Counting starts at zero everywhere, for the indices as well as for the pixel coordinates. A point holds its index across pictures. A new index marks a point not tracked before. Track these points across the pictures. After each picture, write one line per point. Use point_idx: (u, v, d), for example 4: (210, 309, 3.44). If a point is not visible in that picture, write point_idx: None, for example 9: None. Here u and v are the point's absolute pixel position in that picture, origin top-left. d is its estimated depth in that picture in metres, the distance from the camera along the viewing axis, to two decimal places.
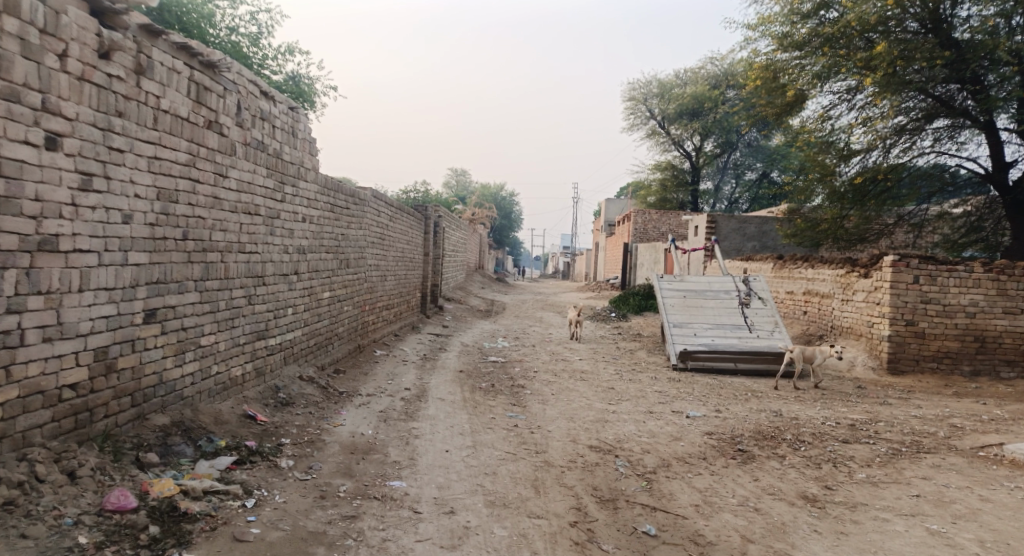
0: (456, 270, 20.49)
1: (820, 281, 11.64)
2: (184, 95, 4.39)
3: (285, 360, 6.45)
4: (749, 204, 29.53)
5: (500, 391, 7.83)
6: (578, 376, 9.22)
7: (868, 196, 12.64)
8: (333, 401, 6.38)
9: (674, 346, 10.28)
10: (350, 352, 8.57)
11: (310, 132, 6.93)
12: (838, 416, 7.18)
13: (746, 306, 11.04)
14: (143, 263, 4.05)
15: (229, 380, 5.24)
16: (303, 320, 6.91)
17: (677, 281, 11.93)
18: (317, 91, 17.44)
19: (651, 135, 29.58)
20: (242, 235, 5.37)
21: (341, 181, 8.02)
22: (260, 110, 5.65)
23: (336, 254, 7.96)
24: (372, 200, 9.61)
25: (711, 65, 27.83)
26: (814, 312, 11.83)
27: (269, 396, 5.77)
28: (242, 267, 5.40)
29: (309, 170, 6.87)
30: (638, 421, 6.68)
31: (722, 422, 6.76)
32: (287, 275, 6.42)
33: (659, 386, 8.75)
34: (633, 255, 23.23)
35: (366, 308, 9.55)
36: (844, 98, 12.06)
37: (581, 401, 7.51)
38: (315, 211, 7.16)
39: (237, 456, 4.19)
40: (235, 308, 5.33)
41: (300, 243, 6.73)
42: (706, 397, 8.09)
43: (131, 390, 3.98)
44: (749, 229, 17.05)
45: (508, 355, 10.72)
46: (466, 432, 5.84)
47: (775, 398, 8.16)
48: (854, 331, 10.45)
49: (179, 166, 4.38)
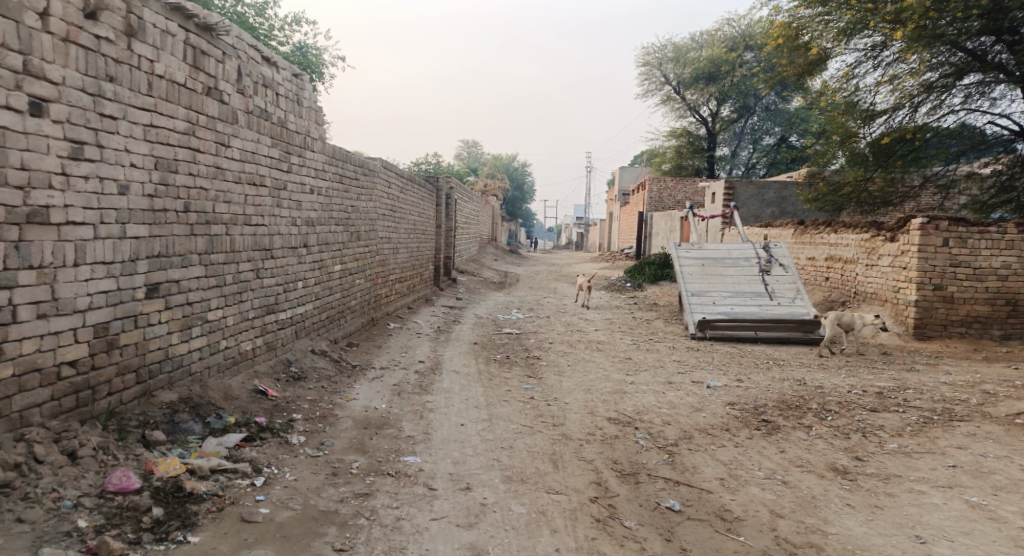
0: (469, 243, 20.32)
1: (844, 246, 11.33)
2: (179, 60, 4.19)
3: (296, 334, 6.34)
4: (767, 169, 28.87)
5: (516, 363, 7.69)
6: (594, 347, 9.05)
7: (894, 156, 12.30)
8: (346, 374, 6.26)
9: (692, 315, 10.06)
10: (363, 326, 8.45)
11: (316, 100, 6.72)
12: (865, 384, 6.99)
13: (767, 273, 10.77)
14: (142, 236, 3.89)
15: (239, 355, 5.13)
16: (314, 293, 6.79)
17: (695, 249, 11.67)
18: (324, 62, 17.13)
19: (666, 101, 28.96)
20: (248, 207, 5.20)
21: (349, 151, 7.81)
22: (262, 77, 5.43)
23: (346, 226, 7.79)
24: (382, 171, 9.41)
25: (728, 27, 27.05)
26: (836, 278, 11.54)
27: (281, 371, 5.67)
28: (249, 240, 5.24)
29: (316, 140, 6.67)
30: (658, 392, 6.51)
31: (745, 392, 6.57)
32: (295, 248, 6.27)
33: (678, 356, 8.56)
34: (649, 224, 22.88)
35: (378, 281, 9.41)
36: (870, 55, 11.60)
37: (598, 372, 7.36)
38: (323, 182, 6.97)
39: (246, 433, 4.08)
40: (243, 282, 5.19)
41: (309, 216, 6.57)
42: (726, 366, 7.89)
43: (135, 366, 3.86)
44: (768, 195, 16.66)
45: (523, 327, 10.56)
46: (482, 405, 5.70)
47: (798, 366, 7.97)
48: (879, 297, 10.18)
49: (178, 134, 4.19)
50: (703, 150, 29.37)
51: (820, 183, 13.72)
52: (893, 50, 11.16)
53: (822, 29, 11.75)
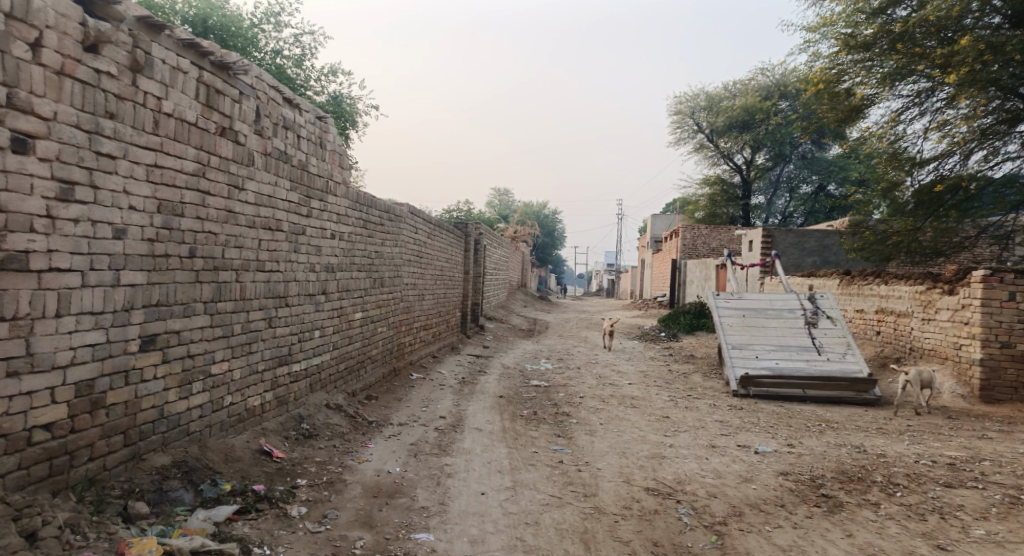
0: (498, 289, 19.94)
1: (896, 299, 10.68)
2: (191, 98, 3.94)
3: (311, 387, 5.96)
4: (805, 219, 27.62)
5: (544, 420, 7.18)
6: (628, 402, 8.48)
7: (944, 205, 11.77)
8: (361, 431, 5.83)
9: (734, 370, 9.45)
10: (384, 377, 8.04)
11: (341, 143, 6.50)
12: (934, 454, 6.38)
13: (814, 326, 10.14)
14: (140, 284, 3.57)
15: (245, 411, 4.75)
16: (331, 343, 6.43)
17: (734, 299, 11.09)
18: (359, 111, 17.24)
19: (699, 149, 28.71)
20: (261, 253, 4.90)
21: (374, 196, 7.56)
22: (283, 118, 5.19)
23: (368, 272, 7.48)
24: (409, 217, 9.16)
25: (762, 76, 26.89)
26: (888, 332, 10.85)
27: (291, 427, 5.26)
28: (261, 287, 4.92)
29: (339, 184, 6.42)
30: (700, 457, 5.92)
31: (797, 460, 5.95)
32: (313, 296, 5.94)
33: (720, 415, 7.94)
34: (683, 272, 22.31)
35: (401, 329, 9.05)
36: (916, 101, 11.12)
37: (634, 432, 6.80)
38: (346, 227, 6.69)
39: (240, 504, 3.65)
40: (254, 333, 4.85)
41: (329, 262, 6.27)
42: (774, 429, 7.26)
43: (125, 427, 3.50)
44: (808, 244, 16.04)
45: (552, 379, 10.03)
46: (506, 469, 5.20)
47: (854, 430, 7.33)
48: (939, 355, 9.53)
49: (185, 175, 3.91)
50: (737, 199, 28.92)
51: (864, 232, 13.09)
52: (943, 96, 10.71)
53: (864, 73, 11.34)
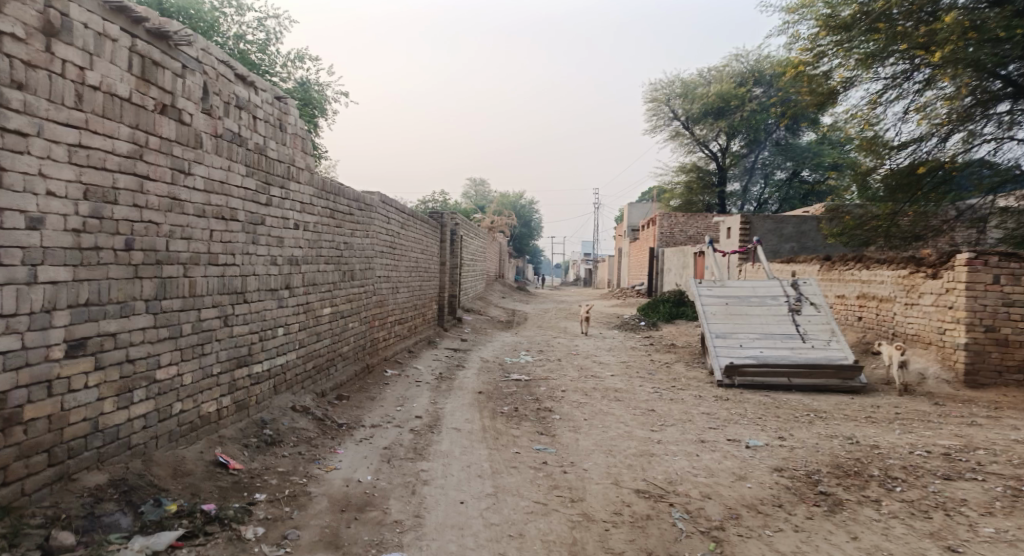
0: (475, 280, 19.52)
1: (878, 284, 10.53)
2: (123, 69, 3.51)
3: (274, 388, 5.55)
4: (779, 205, 27.45)
5: (525, 417, 6.83)
6: (612, 396, 8.18)
7: (923, 188, 11.67)
8: (330, 435, 5.43)
9: (718, 359, 9.22)
10: (356, 374, 7.64)
11: (304, 127, 6.05)
12: (927, 444, 6.17)
13: (798, 313, 9.94)
14: (63, 281, 3.18)
15: (198, 418, 4.33)
16: (297, 341, 6.01)
17: (717, 286, 10.86)
18: (328, 98, 16.63)
19: (675, 136, 28.56)
20: (213, 244, 4.46)
21: (342, 183, 7.13)
22: (236, 97, 4.73)
23: (337, 264, 7.05)
24: (381, 206, 8.74)
25: (737, 63, 26.72)
26: (871, 318, 10.70)
27: (252, 434, 4.84)
28: (214, 282, 4.48)
29: (302, 170, 5.98)
30: (690, 453, 5.63)
31: (790, 454, 5.69)
32: (275, 291, 5.51)
33: (706, 406, 7.68)
34: (661, 260, 22.11)
35: (374, 323, 8.64)
36: (897, 82, 10.91)
37: (619, 428, 6.49)
38: (311, 217, 6.26)
39: (185, 528, 3.28)
40: (206, 333, 4.42)
41: (292, 254, 5.83)
42: (762, 420, 7.01)
43: (48, 445, 3.12)
44: (786, 230, 15.91)
45: (533, 372, 9.70)
46: (487, 474, 4.85)
47: (843, 420, 7.12)
48: (922, 340, 9.39)
49: (119, 157, 3.48)
50: (713, 186, 28.85)
51: (843, 216, 12.95)
52: (927, 78, 10.54)
53: (843, 55, 11.12)
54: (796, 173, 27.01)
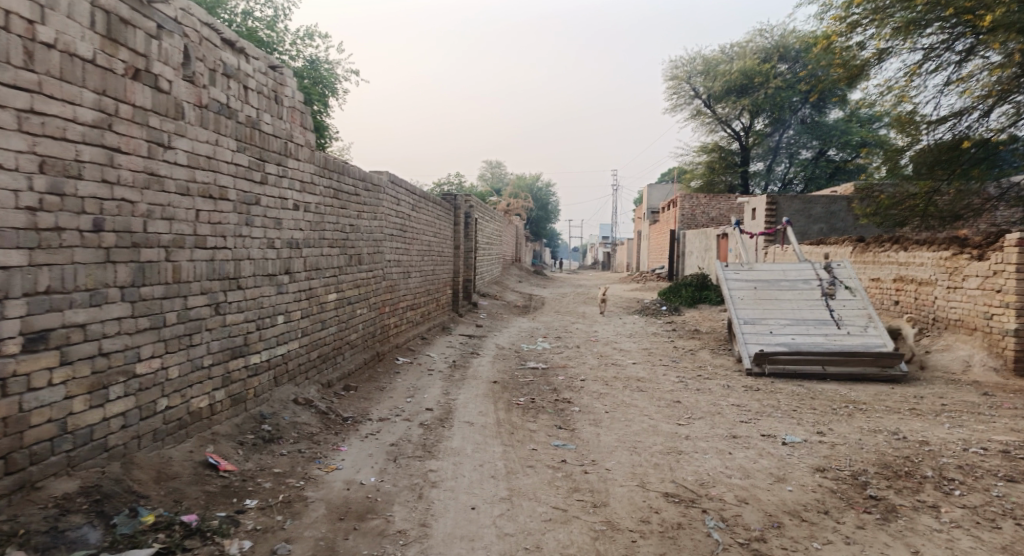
0: (490, 265, 19.07)
1: (917, 266, 9.94)
2: (83, 25, 3.13)
3: (274, 381, 5.19)
4: (804, 185, 26.59)
5: (543, 409, 6.43)
6: (635, 386, 7.73)
7: (964, 165, 11.02)
8: (334, 430, 5.06)
9: (747, 347, 8.72)
10: (366, 363, 7.29)
11: (301, 100, 5.64)
12: (982, 439, 5.67)
13: (831, 298, 9.39)
14: (16, 266, 2.84)
15: (188, 414, 3.96)
16: (299, 330, 5.65)
17: (744, 270, 10.32)
18: (339, 78, 16.20)
19: (696, 115, 27.78)
20: (200, 226, 4.08)
21: (347, 162, 6.74)
22: (223, 64, 4.32)
23: (342, 247, 6.67)
24: (390, 188, 8.34)
25: (761, 38, 25.79)
26: (909, 302, 10.12)
27: (249, 431, 4.48)
28: (202, 266, 4.11)
29: (301, 147, 5.58)
30: (722, 451, 5.17)
31: (832, 452, 5.22)
32: (272, 276, 5.13)
33: (735, 398, 7.21)
34: (682, 243, 21.49)
35: (384, 309, 8.26)
36: (939, 51, 10.21)
37: (643, 422, 6.05)
38: (312, 197, 5.87)
39: (161, 545, 2.94)
40: (194, 323, 4.04)
41: (292, 236, 5.45)
42: (798, 413, 6.53)
43: (5, 451, 2.80)
44: (814, 211, 15.25)
45: (550, 360, 9.28)
46: (501, 474, 4.45)
47: (886, 413, 6.62)
48: (966, 325, 8.82)
49: (82, 125, 3.11)
50: (735, 166, 28.06)
51: (876, 196, 12.30)
52: (970, 49, 9.91)
53: (880, 24, 10.43)
54: (822, 153, 26.09)
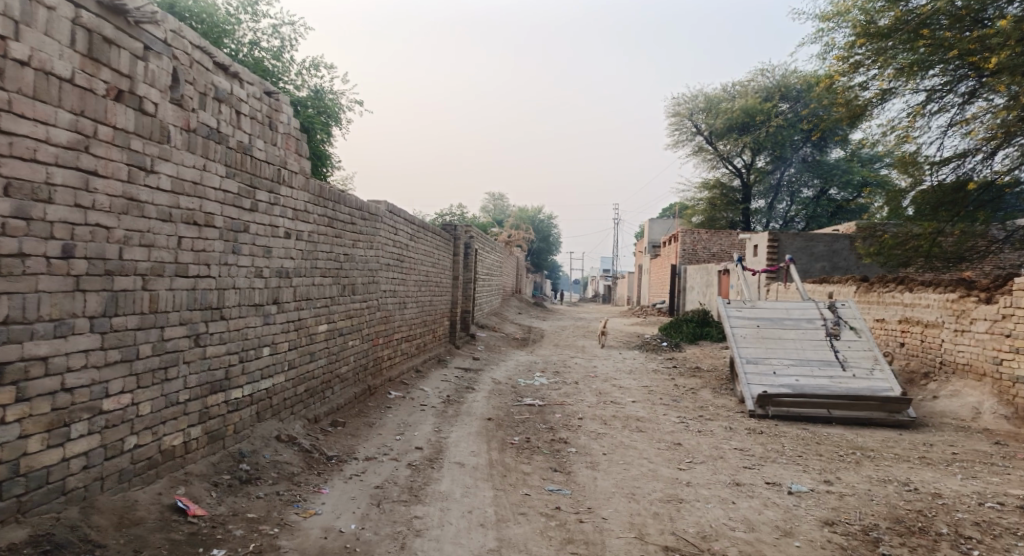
0: (490, 297, 18.89)
1: (923, 307, 9.74)
2: (62, 44, 3.04)
3: (256, 416, 4.96)
4: (806, 223, 26.35)
5: (538, 449, 6.18)
6: (634, 426, 7.48)
7: (968, 207, 10.91)
8: (317, 471, 4.81)
9: (750, 387, 8.49)
10: (356, 398, 7.04)
11: (297, 126, 5.52)
12: (996, 492, 5.42)
13: (836, 338, 9.18)
14: None
15: (158, 453, 3.74)
16: (286, 362, 5.44)
17: (746, 307, 10.11)
18: (343, 108, 16.23)
19: (698, 152, 27.90)
20: (182, 253, 3.91)
21: (344, 191, 6.61)
22: (215, 88, 4.20)
23: (336, 278, 6.49)
24: (388, 217, 8.19)
25: (762, 78, 26.02)
26: (914, 344, 9.91)
27: (226, 471, 4.26)
28: (182, 295, 3.92)
29: (295, 175, 5.44)
30: (725, 500, 4.90)
31: (840, 504, 4.95)
32: (259, 306, 4.94)
33: (738, 441, 6.94)
34: (684, 278, 21.34)
35: (377, 341, 8.04)
36: (942, 92, 10.18)
37: (643, 466, 5.79)
38: (305, 226, 5.71)
39: None
40: (171, 355, 3.84)
41: (282, 265, 5.28)
42: (803, 459, 6.28)
43: None
44: (816, 249, 15.12)
45: (547, 396, 9.02)
46: (490, 522, 4.20)
47: (894, 461, 6.36)
48: (975, 370, 8.59)
49: (55, 147, 3.01)
50: (737, 203, 28.07)
51: (879, 235, 12.18)
52: (973, 92, 9.88)
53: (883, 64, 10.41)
54: (824, 191, 26.12)
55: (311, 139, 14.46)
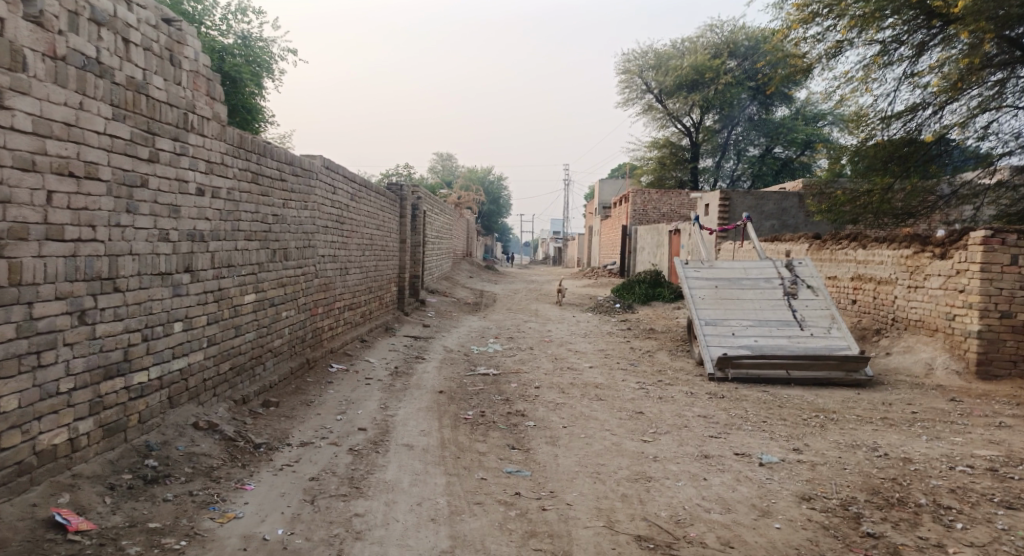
0: (439, 260, 18.24)
1: (876, 264, 9.62)
2: None
3: (170, 401, 4.33)
4: (752, 182, 26.59)
5: (493, 424, 5.71)
6: (593, 394, 7.11)
7: (918, 162, 10.76)
8: (241, 462, 4.23)
9: (709, 350, 8.23)
10: (292, 374, 6.40)
11: (207, 62, 4.76)
12: (964, 453, 5.23)
13: (794, 297, 8.99)
14: None
15: (33, 456, 3.25)
16: (205, 339, 4.77)
17: (705, 267, 9.80)
18: (274, 56, 15.02)
19: (648, 110, 27.49)
20: (54, 211, 3.36)
21: (270, 142, 5.85)
22: (90, 6, 3.57)
23: (263, 242, 5.78)
24: (324, 173, 7.42)
25: (711, 33, 25.57)
26: (867, 302, 9.82)
27: (126, 470, 3.71)
28: (58, 263, 3.38)
29: (206, 121, 4.71)
30: (696, 477, 4.56)
31: (814, 475, 4.65)
32: (165, 275, 4.25)
33: (701, 407, 6.65)
34: (635, 239, 21.10)
35: (316, 311, 7.36)
36: (901, 40, 9.84)
37: (606, 440, 5.40)
38: (223, 182, 4.98)
39: None
40: (47, 337, 3.33)
41: (194, 228, 4.58)
42: (768, 425, 6.00)
43: None
44: (767, 207, 14.99)
45: (502, 364, 8.57)
46: (442, 516, 3.72)
47: (858, 423, 6.17)
48: (927, 326, 8.52)
49: None
50: (685, 162, 27.87)
51: (831, 192, 12.02)
52: (936, 41, 9.61)
53: (840, 14, 9.98)
54: (769, 149, 26.16)
55: (239, 90, 13.35)
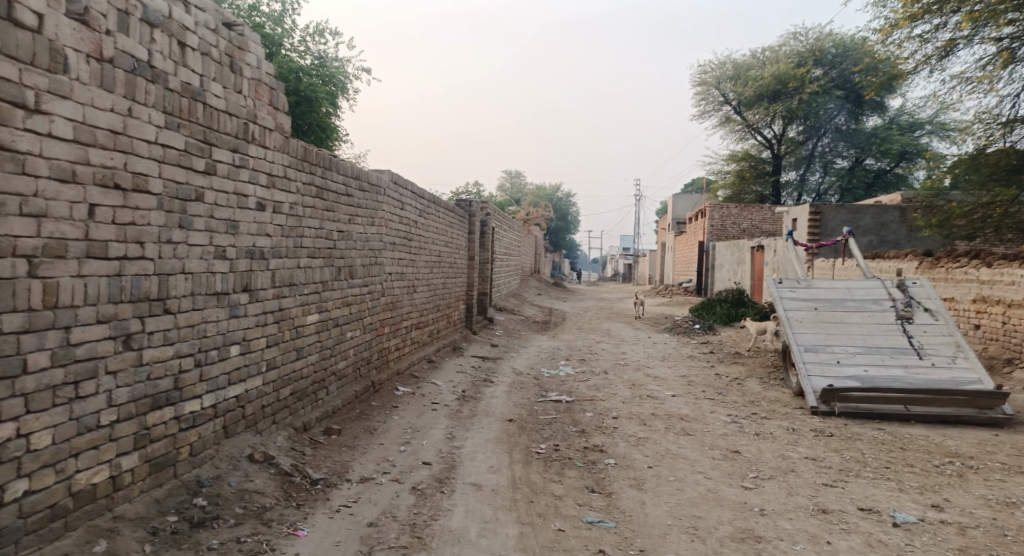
0: (508, 277, 17.82)
1: (1005, 285, 8.47)
2: None
3: (225, 431, 3.99)
4: (840, 196, 24.94)
5: (570, 461, 5.13)
6: (679, 427, 6.40)
7: None
8: (296, 502, 3.82)
9: (811, 380, 7.35)
10: (356, 398, 6.03)
11: (270, 70, 4.48)
12: None
13: (909, 321, 7.98)
14: None
15: (67, 498, 2.93)
16: (264, 363, 4.44)
17: (802, 287, 8.91)
18: (350, 78, 15.13)
19: (726, 122, 26.40)
20: (98, 227, 3.06)
21: (336, 156, 5.54)
22: (142, 6, 3.29)
23: (328, 259, 5.46)
24: (392, 188, 7.09)
25: (795, 42, 24.32)
26: (994, 327, 8.66)
27: (173, 510, 3.36)
28: (100, 282, 3.07)
29: (268, 133, 4.41)
30: (815, 538, 3.83)
31: (965, 542, 3.82)
32: (221, 296, 3.93)
33: (806, 447, 5.83)
34: (713, 255, 20.03)
35: (382, 331, 6.99)
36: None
37: (701, 485, 4.71)
38: (285, 197, 4.66)
39: None
40: (86, 365, 3.01)
41: (254, 244, 4.26)
42: (892, 472, 5.15)
43: None
44: (863, 222, 13.79)
45: (575, 391, 7.94)
46: None
47: (1003, 472, 5.22)
48: None
49: None
50: (766, 175, 26.50)
51: (942, 204, 10.81)
52: None
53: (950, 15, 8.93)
54: (859, 161, 24.50)
55: (315, 110, 13.39)
